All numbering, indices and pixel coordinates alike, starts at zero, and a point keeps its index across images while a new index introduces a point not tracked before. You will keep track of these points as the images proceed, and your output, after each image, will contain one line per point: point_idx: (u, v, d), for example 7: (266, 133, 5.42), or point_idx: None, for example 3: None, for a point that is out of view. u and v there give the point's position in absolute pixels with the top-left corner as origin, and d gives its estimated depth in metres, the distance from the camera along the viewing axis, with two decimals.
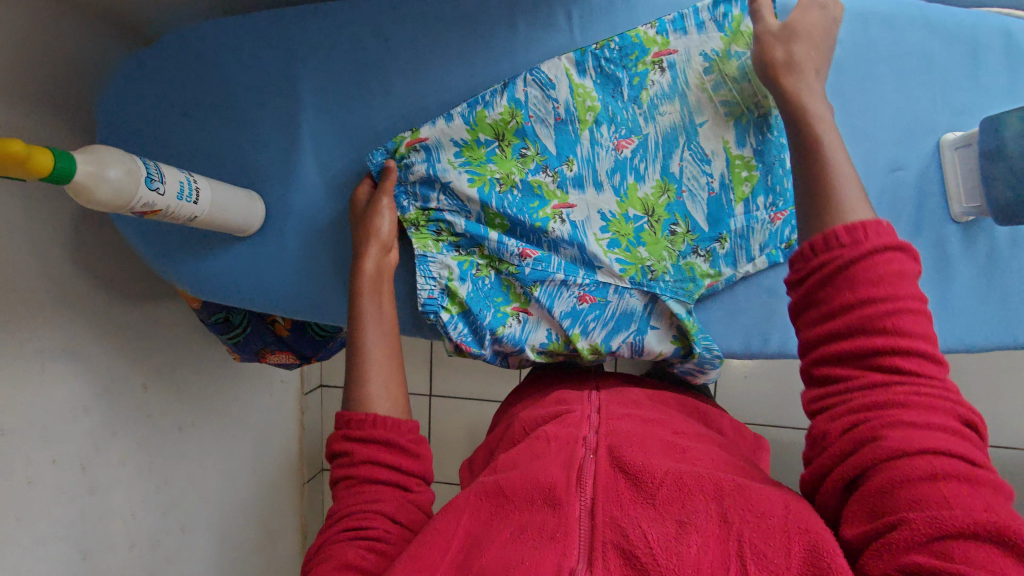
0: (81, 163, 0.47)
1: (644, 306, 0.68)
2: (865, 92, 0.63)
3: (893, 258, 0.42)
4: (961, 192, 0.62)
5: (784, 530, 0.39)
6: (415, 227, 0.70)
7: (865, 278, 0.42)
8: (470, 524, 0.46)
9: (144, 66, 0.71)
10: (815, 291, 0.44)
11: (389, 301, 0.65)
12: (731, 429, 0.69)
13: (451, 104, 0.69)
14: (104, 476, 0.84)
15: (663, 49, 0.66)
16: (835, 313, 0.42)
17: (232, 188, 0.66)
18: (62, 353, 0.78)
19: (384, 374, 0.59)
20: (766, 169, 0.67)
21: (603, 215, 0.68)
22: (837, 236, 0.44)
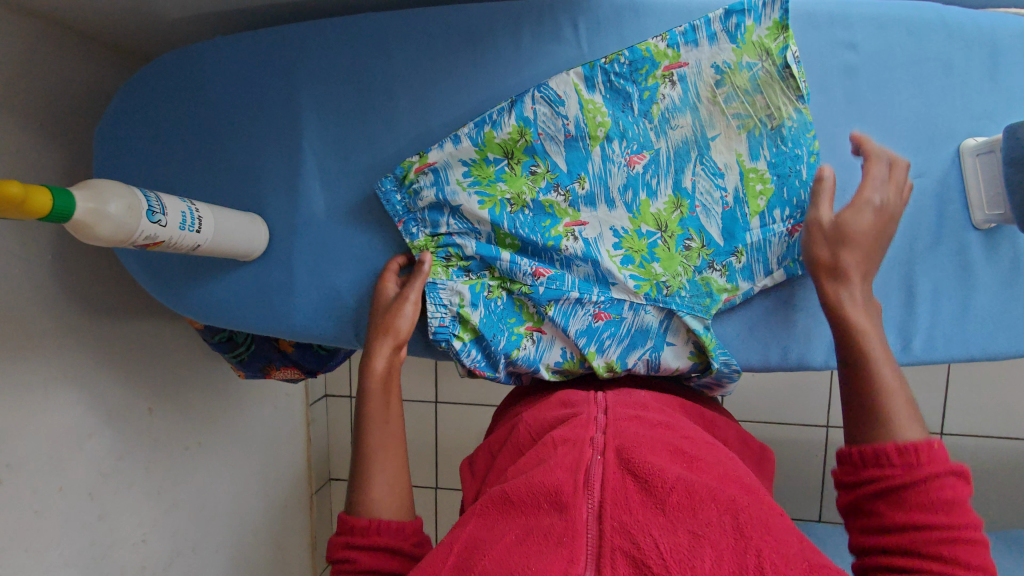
0: (80, 200, 0.47)
1: (660, 322, 0.66)
2: (881, 100, 0.63)
3: (945, 484, 0.45)
4: (984, 200, 0.60)
5: (805, 567, 0.38)
6: (425, 254, 0.69)
7: (918, 503, 0.45)
8: (475, 530, 0.46)
9: (143, 89, 0.70)
10: (864, 500, 0.48)
11: (398, 402, 0.63)
12: (736, 440, 0.66)
13: (457, 125, 0.68)
14: (111, 499, 0.99)
15: (673, 62, 0.64)
16: (888, 529, 0.45)
17: (235, 213, 0.65)
18: (63, 383, 0.90)
19: (388, 479, 0.57)
20: (781, 182, 0.65)
21: (615, 232, 0.67)
22: (887, 453, 0.47)
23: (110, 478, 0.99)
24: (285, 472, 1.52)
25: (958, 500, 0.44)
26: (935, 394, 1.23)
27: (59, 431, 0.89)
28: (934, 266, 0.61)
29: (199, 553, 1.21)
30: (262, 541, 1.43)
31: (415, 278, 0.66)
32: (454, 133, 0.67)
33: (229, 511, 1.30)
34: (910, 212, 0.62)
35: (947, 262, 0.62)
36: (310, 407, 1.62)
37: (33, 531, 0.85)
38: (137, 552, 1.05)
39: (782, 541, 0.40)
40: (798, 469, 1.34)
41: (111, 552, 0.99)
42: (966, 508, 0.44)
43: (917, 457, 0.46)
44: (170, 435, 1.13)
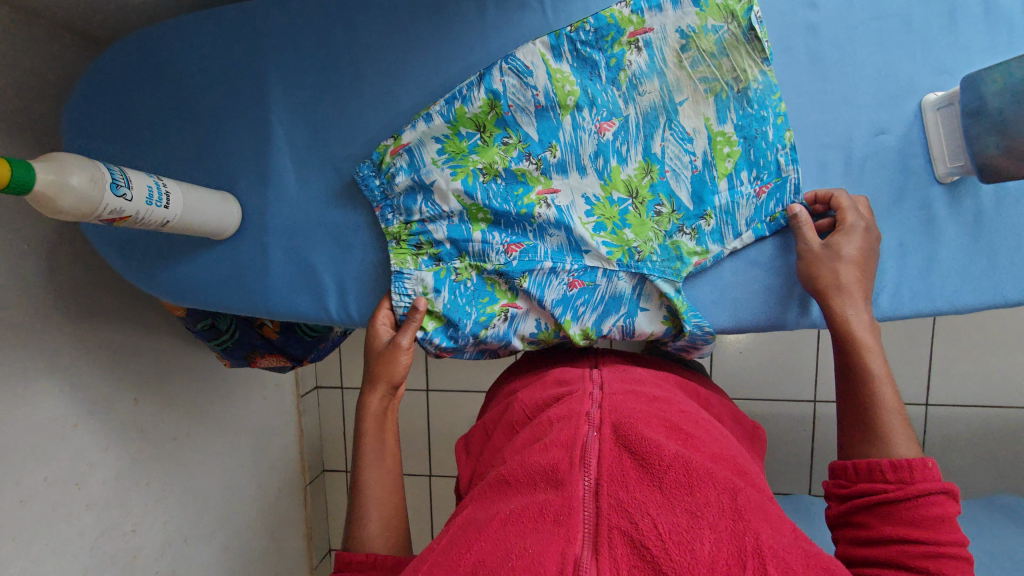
0: (40, 173, 0.47)
1: (632, 288, 0.67)
2: (843, 58, 0.63)
3: (934, 504, 0.47)
4: (945, 153, 0.61)
5: (802, 552, 0.40)
6: (396, 242, 0.70)
7: (905, 517, 0.47)
8: (475, 512, 0.48)
9: (107, 68, 0.70)
10: (853, 511, 0.50)
11: (393, 439, 0.67)
12: (730, 418, 0.69)
13: (427, 101, 0.68)
14: (98, 489, 0.99)
15: (639, 28, 0.64)
16: (875, 540, 0.47)
17: (206, 191, 0.65)
18: (44, 374, 0.89)
19: (382, 513, 0.61)
20: (747, 144, 0.65)
21: (587, 198, 0.68)
22: (881, 468, 0.49)
23: (97, 468, 0.99)
24: (278, 463, 1.52)
25: (947, 517, 0.46)
26: (918, 363, 1.24)
27: (42, 421, 0.89)
28: (898, 222, 0.63)
29: (192, 544, 1.21)
30: (256, 531, 1.43)
31: (409, 321, 0.67)
32: (426, 112, 0.67)
33: (220, 502, 1.31)
34: (873, 169, 0.63)
35: (912, 218, 0.63)
36: (301, 398, 1.61)
37: (20, 521, 0.85)
38: (127, 541, 1.05)
39: (778, 529, 0.41)
40: (786, 442, 1.35)
41: (101, 542, 0.99)
42: (955, 527, 0.46)
43: (909, 474, 0.48)
44: (157, 425, 1.13)
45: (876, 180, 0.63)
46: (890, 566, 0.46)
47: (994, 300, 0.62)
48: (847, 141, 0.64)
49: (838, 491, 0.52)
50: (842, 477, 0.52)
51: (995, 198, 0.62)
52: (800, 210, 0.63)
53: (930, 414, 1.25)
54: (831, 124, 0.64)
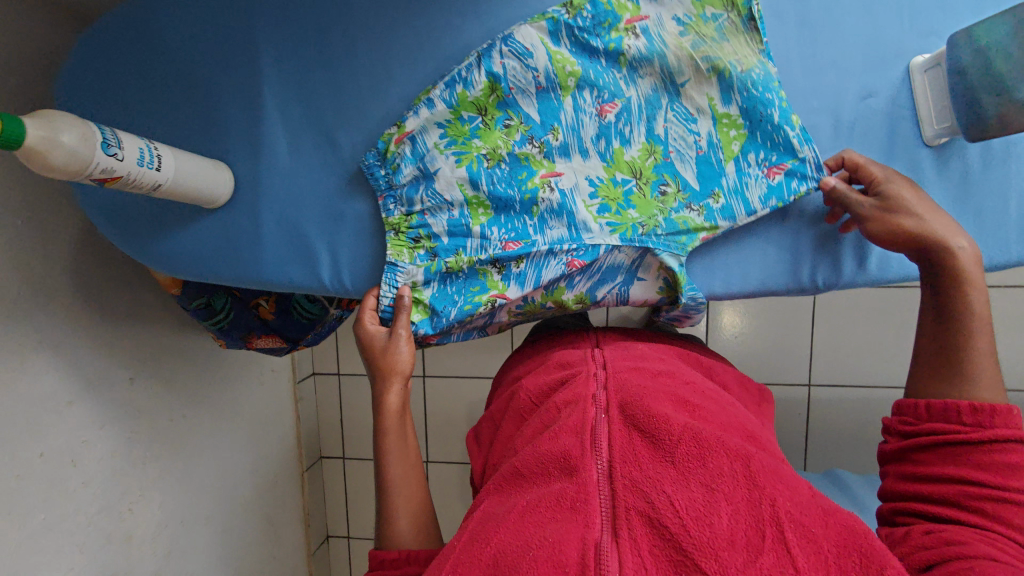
0: (32, 128, 0.47)
1: (632, 261, 0.67)
2: (832, 22, 0.63)
3: (1008, 451, 0.50)
4: (932, 115, 0.61)
5: (819, 510, 0.41)
6: (395, 232, 0.70)
7: (975, 459, 0.50)
8: (492, 505, 0.48)
9: (95, 33, 0.69)
10: (916, 448, 0.54)
11: (411, 435, 0.67)
12: (736, 383, 0.70)
13: (426, 86, 0.68)
14: (94, 468, 0.99)
15: (634, 15, 0.64)
16: (934, 474, 0.52)
17: (198, 158, 0.65)
18: (40, 350, 0.89)
19: (412, 508, 0.62)
20: (753, 127, 0.65)
21: (590, 180, 0.68)
22: (957, 411, 0.52)
23: (93, 446, 0.99)
24: (274, 448, 1.52)
25: (1022, 467, 0.49)
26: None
27: (38, 397, 0.89)
28: None
29: (189, 526, 1.22)
30: (253, 515, 1.44)
31: (398, 312, 0.68)
32: (427, 97, 0.67)
33: (217, 484, 1.31)
34: (861, 133, 0.64)
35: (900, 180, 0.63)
36: (297, 385, 1.62)
37: (17, 496, 0.86)
38: (123, 521, 1.05)
39: (794, 489, 0.42)
40: (781, 424, 1.36)
41: (98, 520, 1.00)
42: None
43: (988, 417, 0.51)
44: (153, 406, 1.13)
45: (864, 144, 0.64)
46: (948, 506, 0.49)
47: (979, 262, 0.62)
48: (836, 105, 0.64)
49: (904, 430, 0.56)
50: (912, 415, 0.56)
51: (980, 161, 0.62)
52: (831, 183, 0.62)
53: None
54: (821, 88, 0.64)
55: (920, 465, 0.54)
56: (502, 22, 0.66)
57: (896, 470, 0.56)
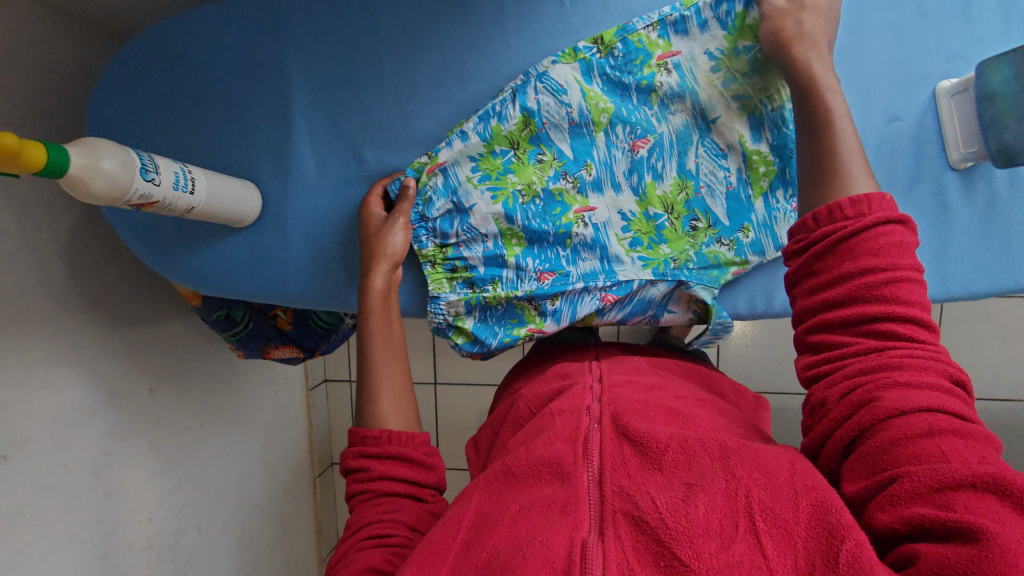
0: (75, 157, 0.48)
1: (663, 295, 0.68)
2: (857, 46, 0.61)
3: (892, 227, 0.45)
4: (959, 139, 0.59)
5: (792, 491, 0.40)
6: (432, 264, 0.71)
7: (865, 250, 0.45)
8: (482, 504, 0.47)
9: (127, 55, 0.70)
10: (813, 261, 0.48)
11: (398, 317, 0.67)
12: (732, 391, 0.71)
13: (460, 119, 0.69)
14: (116, 477, 1.00)
15: (666, 51, 0.65)
16: (833, 281, 0.46)
17: (228, 178, 0.66)
18: (65, 363, 0.91)
19: (394, 389, 0.62)
20: (784, 163, 0.66)
21: (623, 214, 0.69)
22: (839, 206, 0.47)
23: (115, 456, 1.00)
24: (287, 455, 1.53)
25: (904, 244, 0.45)
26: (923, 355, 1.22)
27: (59, 409, 0.90)
28: (912, 208, 0.61)
29: (205, 533, 1.23)
30: (266, 522, 1.44)
31: (401, 201, 0.69)
32: (461, 130, 0.68)
33: (231, 492, 1.32)
34: (887, 156, 0.61)
35: (925, 204, 0.61)
36: (310, 392, 1.62)
37: (41, 507, 0.87)
38: (143, 529, 1.06)
39: (772, 474, 0.42)
40: (794, 437, 1.35)
41: (119, 529, 1.01)
42: (910, 251, 0.45)
43: (868, 206, 0.46)
44: (171, 415, 1.14)
45: (890, 165, 0.61)
46: (848, 304, 0.45)
47: (1006, 285, 0.61)
48: (863, 128, 0.61)
49: (795, 248, 0.49)
50: (800, 232, 0.49)
51: (1008, 184, 0.61)
52: None
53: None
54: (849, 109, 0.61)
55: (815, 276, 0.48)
56: (529, 48, 0.67)
57: (796, 293, 0.50)
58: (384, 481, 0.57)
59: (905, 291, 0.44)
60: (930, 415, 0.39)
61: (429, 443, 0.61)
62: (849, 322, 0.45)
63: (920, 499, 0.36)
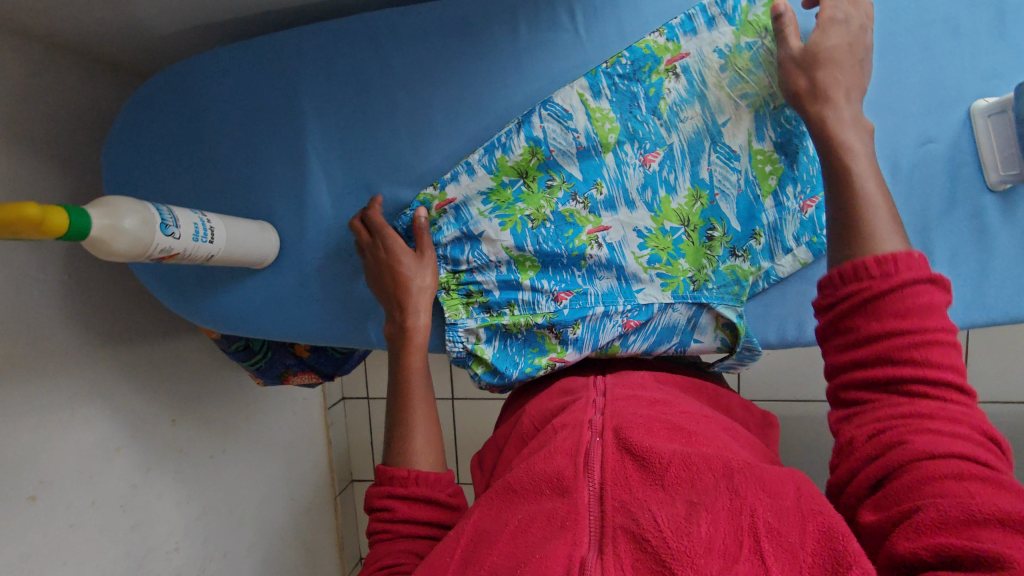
0: (96, 218, 0.48)
1: (688, 319, 0.64)
2: (887, 67, 0.59)
3: (924, 287, 0.42)
4: (998, 160, 0.56)
5: (799, 513, 0.37)
6: (446, 291, 0.68)
7: (893, 311, 0.42)
8: (482, 519, 0.45)
9: (144, 102, 0.71)
10: (840, 316, 0.45)
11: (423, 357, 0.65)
12: (739, 405, 0.65)
13: (468, 146, 0.67)
14: (143, 510, 1.01)
15: (676, 54, 0.62)
16: (861, 338, 0.43)
17: (245, 221, 0.66)
18: (89, 400, 0.91)
19: (428, 433, 0.61)
20: (790, 160, 0.63)
21: (639, 232, 0.65)
22: (865, 265, 0.44)
23: (141, 490, 1.01)
24: (309, 474, 1.53)
25: (935, 306, 0.42)
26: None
27: (85, 447, 0.90)
28: (948, 233, 0.59)
29: (231, 559, 1.23)
30: (291, 543, 1.45)
31: (420, 235, 0.67)
32: (466, 162, 0.66)
33: (255, 515, 1.32)
34: (920, 179, 0.59)
35: (962, 228, 0.59)
36: (328, 410, 1.62)
37: (70, 545, 0.88)
38: (170, 559, 1.07)
39: (778, 494, 0.38)
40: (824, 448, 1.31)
41: (146, 562, 1.02)
42: (943, 314, 0.42)
43: (893, 265, 0.43)
44: (193, 445, 1.14)
45: (925, 189, 0.59)
46: (877, 363, 0.42)
47: None
48: (894, 151, 0.59)
49: (822, 302, 0.47)
50: (826, 287, 0.46)
51: None
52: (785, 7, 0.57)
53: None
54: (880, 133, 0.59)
55: (845, 334, 0.45)
56: (546, 81, 0.64)
57: (826, 348, 0.47)
58: (407, 522, 0.55)
59: (937, 353, 0.41)
60: (963, 461, 0.36)
61: (456, 485, 0.59)
62: (877, 380, 0.42)
63: (945, 530, 0.33)
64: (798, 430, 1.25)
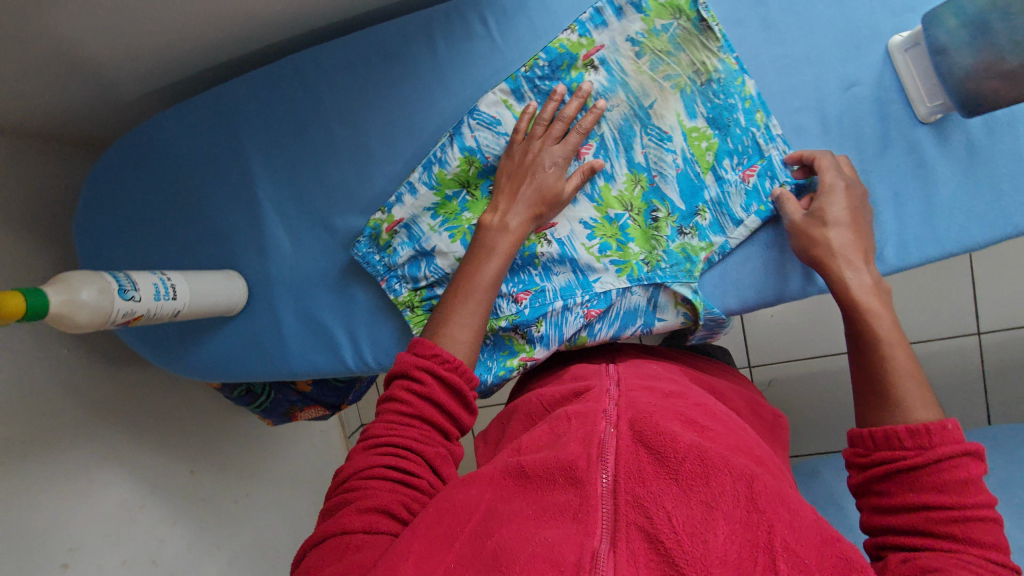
0: (52, 296, 0.50)
1: (647, 300, 0.65)
2: (798, 20, 0.61)
3: (960, 461, 0.45)
4: (922, 93, 0.58)
5: (818, 539, 0.38)
6: (411, 309, 0.69)
7: (928, 483, 0.45)
8: (493, 499, 0.42)
9: (101, 174, 0.74)
10: (874, 480, 0.48)
11: (499, 258, 0.60)
12: (747, 408, 0.64)
13: (409, 167, 0.68)
14: (173, 563, 1.03)
15: (591, 49, 0.63)
16: (898, 506, 0.46)
17: (208, 273, 0.68)
18: (104, 463, 0.95)
19: (467, 329, 0.58)
20: (723, 134, 0.63)
21: (585, 223, 0.66)
22: (898, 434, 0.47)
23: (167, 543, 1.03)
24: None
25: (973, 479, 0.44)
26: (959, 297, 1.15)
27: (105, 509, 0.94)
28: (887, 172, 0.60)
29: None
30: None
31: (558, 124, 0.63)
32: (408, 183, 0.67)
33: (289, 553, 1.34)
34: (850, 124, 0.61)
35: (901, 165, 0.60)
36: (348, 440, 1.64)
37: None
38: None
39: (796, 514, 0.38)
40: None
41: None
42: (980, 488, 0.44)
43: (928, 438, 0.46)
44: (218, 493, 1.15)
45: (856, 132, 0.60)
46: (915, 532, 0.44)
47: (1005, 232, 0.58)
48: (819, 102, 0.61)
49: (857, 461, 0.50)
50: (859, 444, 0.50)
51: (984, 131, 0.58)
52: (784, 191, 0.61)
53: (981, 344, 1.16)
54: (800, 86, 0.62)
55: (881, 496, 0.47)
56: (471, 90, 0.66)
57: (862, 505, 0.49)
58: (427, 406, 0.53)
59: (979, 529, 0.43)
60: None
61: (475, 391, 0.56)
62: (915, 538, 0.44)
63: None
64: (809, 387, 1.24)
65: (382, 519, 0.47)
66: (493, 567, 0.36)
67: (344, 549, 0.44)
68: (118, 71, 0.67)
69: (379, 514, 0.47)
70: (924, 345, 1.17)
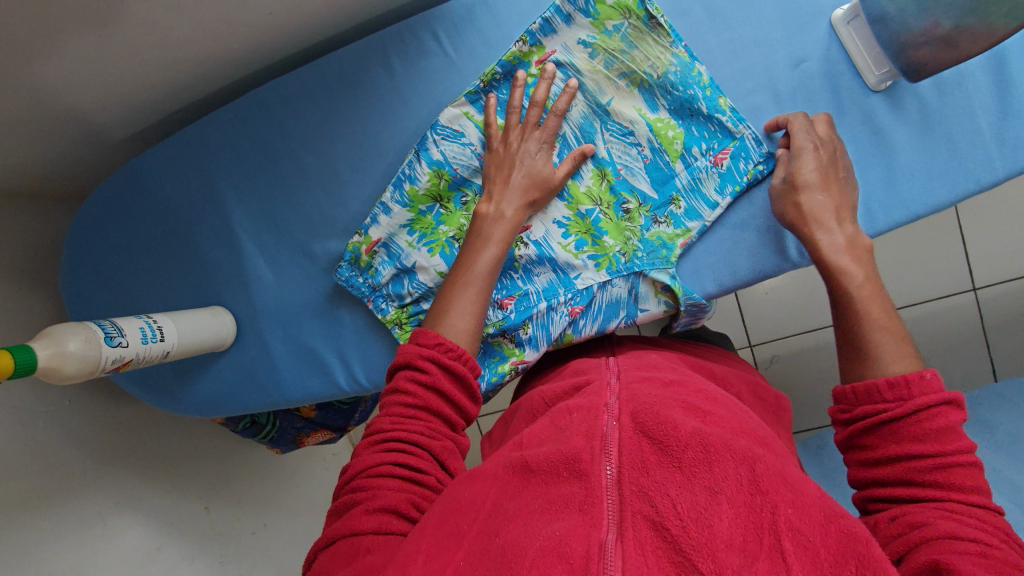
0: (39, 349, 0.52)
1: (629, 292, 0.65)
2: (741, 5, 0.63)
3: (938, 410, 0.45)
4: (869, 63, 0.59)
5: (821, 516, 0.36)
6: (400, 326, 0.70)
7: (907, 434, 0.45)
8: (499, 495, 0.42)
9: (81, 226, 0.75)
10: (857, 434, 0.48)
11: (491, 245, 0.61)
12: (749, 392, 0.64)
13: (381, 187, 0.69)
14: None
15: (542, 55, 0.65)
16: (881, 459, 0.46)
17: (194, 312, 0.69)
18: (117, 508, 0.96)
19: (466, 321, 0.59)
20: (687, 123, 0.64)
21: (559, 223, 0.67)
22: (878, 388, 0.47)
23: None
24: None
25: (952, 426, 0.45)
26: (954, 250, 1.13)
27: (122, 553, 0.95)
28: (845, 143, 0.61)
29: None
30: None
31: (533, 110, 0.64)
32: (381, 203, 0.68)
33: None
34: (804, 100, 0.62)
35: (859, 134, 0.61)
36: None
37: None
38: None
39: (800, 493, 0.37)
40: None
41: None
42: (960, 434, 0.45)
43: (907, 389, 0.46)
44: (235, 526, 1.16)
45: (811, 107, 0.62)
46: (900, 483, 0.45)
47: (969, 187, 0.59)
48: (772, 81, 0.62)
49: (841, 416, 0.50)
50: (843, 400, 0.50)
51: (935, 92, 0.59)
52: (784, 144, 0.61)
53: (982, 298, 1.13)
54: (751, 68, 0.63)
55: (865, 449, 0.48)
56: (431, 106, 0.67)
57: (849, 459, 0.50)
58: (432, 397, 0.54)
59: (961, 474, 0.43)
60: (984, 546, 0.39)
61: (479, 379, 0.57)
62: (900, 490, 0.44)
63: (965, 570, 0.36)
64: (812, 360, 1.23)
65: (392, 519, 0.47)
66: (500, 563, 0.36)
67: (357, 552, 0.45)
68: (85, 123, 0.69)
69: (387, 513, 0.47)
70: (928, 304, 1.15)
